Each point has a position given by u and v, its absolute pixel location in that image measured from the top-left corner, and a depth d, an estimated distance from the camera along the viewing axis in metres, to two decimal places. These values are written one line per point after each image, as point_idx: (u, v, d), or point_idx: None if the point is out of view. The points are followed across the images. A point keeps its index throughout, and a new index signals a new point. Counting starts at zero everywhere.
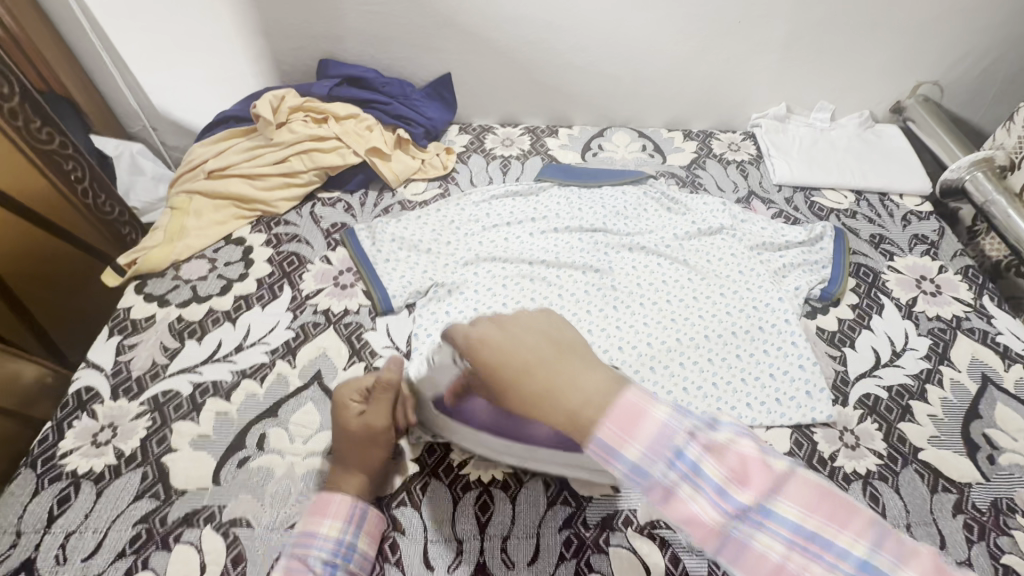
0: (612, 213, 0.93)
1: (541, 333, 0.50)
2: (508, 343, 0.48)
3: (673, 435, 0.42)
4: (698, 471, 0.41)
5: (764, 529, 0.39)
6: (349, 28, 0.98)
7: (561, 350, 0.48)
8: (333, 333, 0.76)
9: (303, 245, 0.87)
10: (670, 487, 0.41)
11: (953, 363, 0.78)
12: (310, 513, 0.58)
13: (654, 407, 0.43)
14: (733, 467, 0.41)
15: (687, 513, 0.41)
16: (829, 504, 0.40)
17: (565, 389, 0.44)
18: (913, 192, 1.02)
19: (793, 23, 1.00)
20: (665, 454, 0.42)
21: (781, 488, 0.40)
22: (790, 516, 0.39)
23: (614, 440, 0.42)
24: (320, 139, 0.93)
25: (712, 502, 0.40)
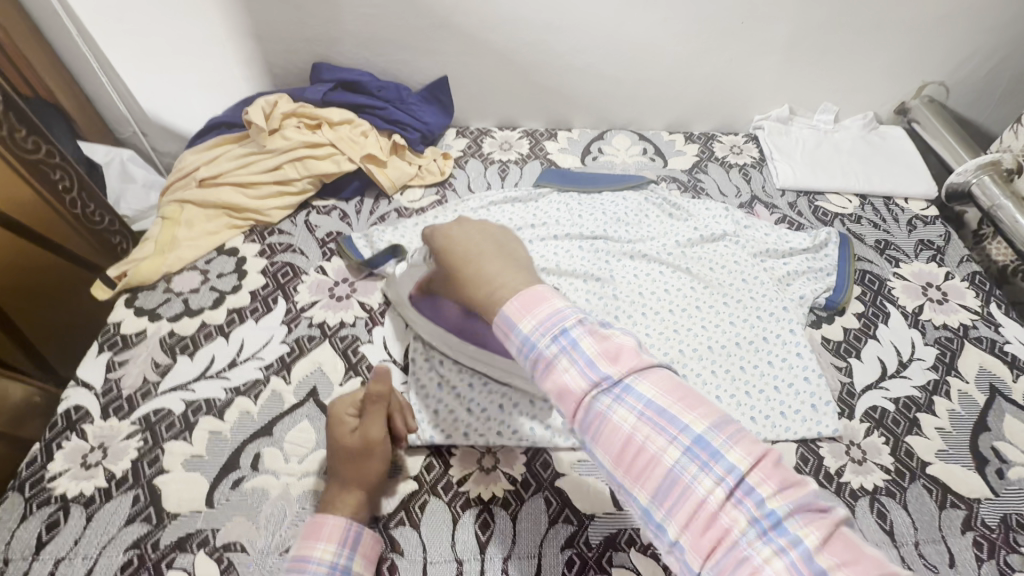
0: (613, 220, 0.91)
1: (492, 241, 0.59)
2: (461, 238, 0.60)
3: (564, 318, 0.46)
4: (577, 347, 0.44)
5: (621, 401, 0.42)
6: (342, 30, 0.95)
7: (502, 252, 0.57)
8: (328, 347, 0.75)
9: (297, 256, 0.85)
10: (550, 358, 0.45)
11: (960, 373, 0.76)
12: (303, 537, 0.56)
13: (556, 296, 0.48)
14: (608, 349, 0.44)
15: (562, 385, 0.44)
16: (686, 395, 0.42)
17: (491, 275, 0.53)
18: (918, 196, 1.01)
19: (797, 22, 0.98)
20: (554, 330, 0.45)
21: (644, 373, 0.43)
22: (646, 394, 0.42)
23: (515, 312, 0.48)
24: (314, 145, 0.91)
25: (582, 372, 0.43)
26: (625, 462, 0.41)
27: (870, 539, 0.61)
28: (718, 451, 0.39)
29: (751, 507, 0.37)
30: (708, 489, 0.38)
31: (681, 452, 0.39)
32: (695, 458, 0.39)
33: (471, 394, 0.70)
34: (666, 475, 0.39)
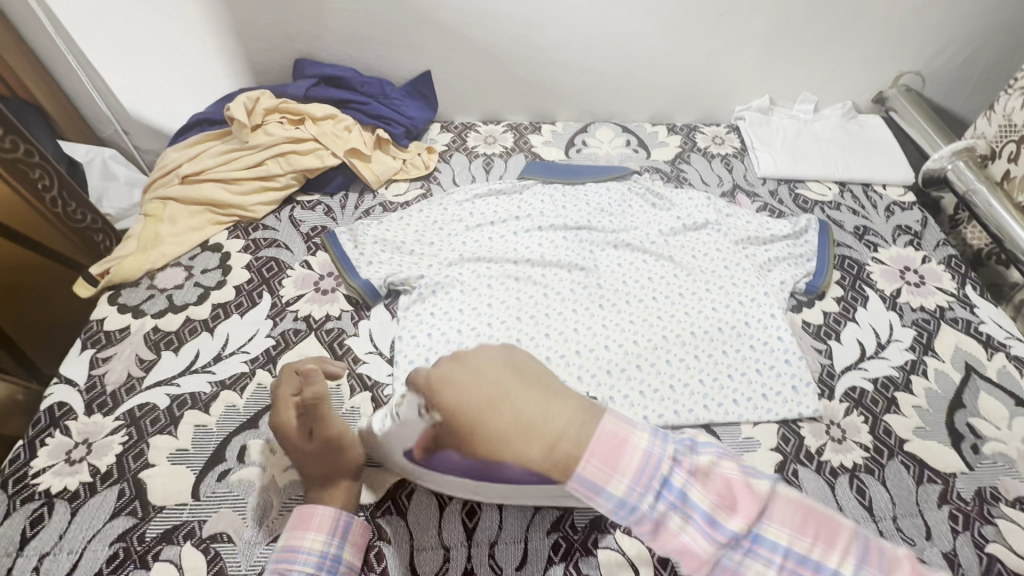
0: (597, 210, 0.92)
1: (504, 363, 0.44)
2: (467, 384, 0.43)
3: (661, 467, 0.41)
4: (688, 502, 0.40)
5: (755, 554, 0.39)
6: (324, 27, 0.95)
7: (528, 383, 0.43)
8: (314, 340, 0.75)
9: (282, 250, 0.85)
10: (660, 519, 0.40)
11: (937, 353, 0.78)
12: (292, 526, 0.56)
13: (636, 441, 0.41)
14: (721, 493, 0.40)
15: (679, 544, 0.40)
16: (813, 524, 0.40)
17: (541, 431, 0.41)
18: (896, 183, 1.03)
19: (775, 15, 0.99)
20: (654, 485, 0.40)
21: (767, 513, 0.40)
22: (779, 539, 0.39)
23: (598, 476, 0.40)
24: (297, 140, 0.91)
25: (703, 533, 0.39)
26: None
27: (850, 515, 0.62)
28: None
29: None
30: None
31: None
32: None
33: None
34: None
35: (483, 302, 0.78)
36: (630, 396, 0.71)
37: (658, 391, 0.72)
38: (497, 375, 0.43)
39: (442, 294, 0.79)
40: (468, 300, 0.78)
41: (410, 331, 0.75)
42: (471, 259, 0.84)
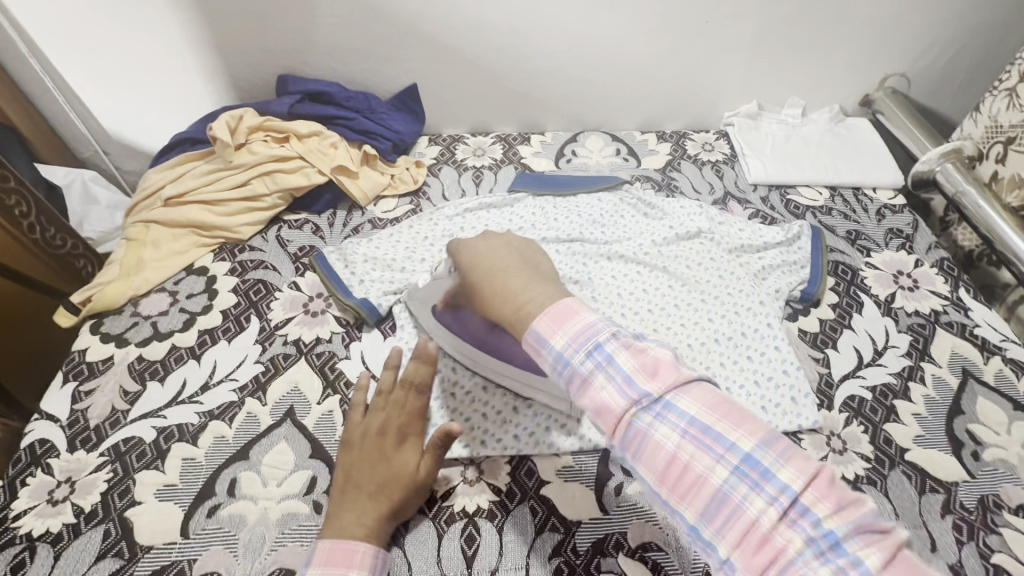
0: (589, 222, 0.91)
1: (514, 252, 0.61)
2: (483, 254, 0.61)
3: (597, 331, 0.46)
4: (613, 363, 0.44)
5: (663, 419, 0.41)
6: (307, 41, 0.94)
7: (526, 266, 0.57)
8: (305, 365, 0.73)
9: (270, 272, 0.83)
10: (586, 375, 0.45)
11: (933, 358, 0.78)
12: (327, 564, 0.50)
13: (586, 311, 0.48)
14: (645, 365, 0.44)
15: (599, 402, 0.44)
16: (729, 411, 0.41)
17: (518, 290, 0.53)
18: (886, 185, 1.03)
19: (761, 20, 0.99)
20: (588, 345, 0.45)
21: (684, 389, 0.42)
22: (690, 410, 0.41)
23: (546, 330, 0.48)
24: (282, 159, 0.89)
25: (620, 390, 0.43)
26: (670, 482, 0.40)
27: None
28: (768, 470, 0.38)
29: (803, 525, 0.36)
30: (760, 511, 0.37)
31: (730, 472, 0.39)
32: (744, 478, 0.38)
33: (453, 403, 0.70)
34: (712, 495, 0.39)
35: None
36: None
37: None
38: (507, 259, 0.59)
39: None
40: None
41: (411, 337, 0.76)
42: None
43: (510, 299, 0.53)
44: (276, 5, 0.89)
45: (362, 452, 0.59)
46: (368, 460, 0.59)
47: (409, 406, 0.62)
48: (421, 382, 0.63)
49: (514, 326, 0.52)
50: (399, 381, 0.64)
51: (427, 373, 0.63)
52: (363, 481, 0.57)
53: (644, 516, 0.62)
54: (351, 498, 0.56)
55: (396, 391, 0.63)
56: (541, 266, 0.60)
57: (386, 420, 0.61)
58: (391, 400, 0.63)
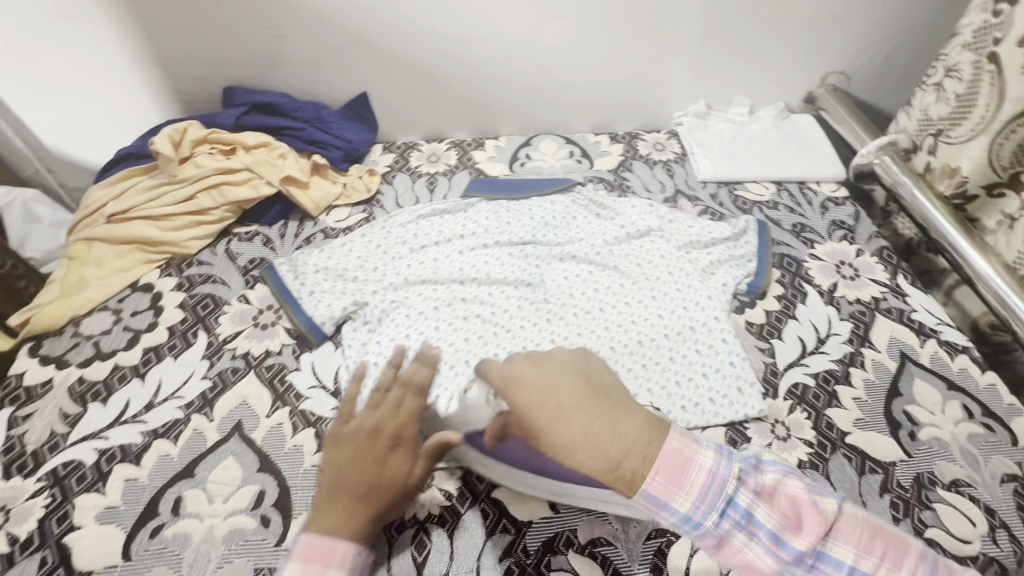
0: (541, 224, 0.92)
1: (576, 372, 0.51)
2: (541, 384, 0.50)
3: (724, 482, 0.43)
4: (752, 520, 0.42)
5: (820, 572, 0.41)
6: (252, 53, 0.93)
7: (600, 396, 0.48)
8: (253, 379, 0.72)
9: (218, 286, 0.82)
10: (724, 535, 0.43)
11: (873, 344, 0.81)
12: (306, 559, 0.47)
13: (699, 455, 0.45)
14: (785, 513, 0.43)
15: (744, 558, 0.43)
16: (881, 544, 0.42)
17: (607, 442, 0.45)
18: (829, 179, 1.07)
19: (703, 23, 1.01)
20: (720, 503, 0.43)
21: (833, 530, 0.42)
22: (845, 558, 0.41)
23: (662, 492, 0.43)
24: (229, 171, 0.88)
25: (768, 550, 0.42)
26: None
27: None
28: None
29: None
30: None
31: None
32: None
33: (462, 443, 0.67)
34: None
35: (429, 325, 0.78)
36: None
37: None
38: (571, 384, 0.49)
39: (387, 323, 0.79)
40: (414, 325, 0.78)
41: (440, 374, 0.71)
42: (416, 283, 0.84)
43: (598, 454, 0.44)
44: (219, 18, 0.88)
45: (350, 449, 0.54)
46: (355, 455, 0.54)
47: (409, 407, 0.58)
48: (422, 383, 0.61)
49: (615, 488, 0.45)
50: (399, 380, 0.60)
51: (427, 375, 0.62)
52: (349, 479, 0.52)
53: (594, 513, 0.63)
54: (334, 496, 0.52)
55: (393, 390, 0.59)
56: (603, 382, 0.50)
57: (381, 417, 0.57)
58: (388, 397, 0.59)
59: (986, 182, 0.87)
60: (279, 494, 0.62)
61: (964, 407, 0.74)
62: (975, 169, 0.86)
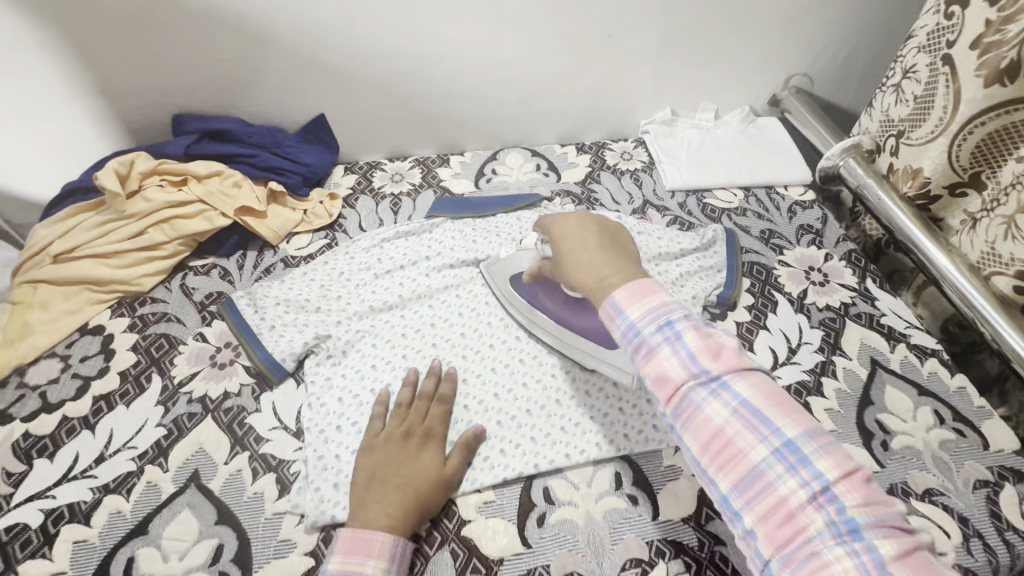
0: (508, 242, 0.91)
1: (600, 222, 0.62)
2: (570, 224, 0.63)
3: (671, 311, 0.49)
4: (681, 339, 0.48)
5: (717, 396, 0.45)
6: (199, 79, 0.90)
7: (607, 241, 0.59)
8: (211, 423, 0.69)
9: (173, 324, 0.79)
10: (653, 345, 0.48)
11: (844, 352, 0.80)
12: (348, 551, 0.55)
13: (664, 291, 0.51)
14: (710, 346, 0.47)
15: (662, 371, 0.47)
16: (781, 401, 0.45)
17: (596, 265, 0.56)
18: (796, 182, 1.07)
19: (663, 31, 1.00)
20: (661, 320, 0.49)
21: (743, 374, 0.46)
22: (744, 395, 0.45)
23: (624, 301, 0.51)
24: (181, 204, 0.85)
25: (683, 364, 0.47)
26: (710, 453, 0.45)
27: None
28: (806, 456, 0.41)
29: (829, 511, 0.39)
30: (791, 490, 0.41)
31: (768, 450, 0.43)
32: (783, 460, 0.42)
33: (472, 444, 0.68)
34: (751, 469, 0.43)
35: (397, 355, 0.76)
36: (553, 434, 0.70)
37: (579, 424, 0.71)
38: (593, 230, 0.61)
39: (353, 353, 0.76)
40: (380, 354, 0.76)
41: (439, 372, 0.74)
42: (382, 309, 0.81)
43: (589, 272, 0.56)
44: (162, 46, 0.85)
45: (385, 452, 0.63)
46: (390, 457, 0.62)
47: (433, 415, 0.68)
48: (444, 396, 0.70)
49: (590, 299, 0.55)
50: (419, 394, 0.69)
51: (450, 389, 0.71)
52: (389, 477, 0.61)
53: (567, 546, 0.61)
54: (376, 490, 0.60)
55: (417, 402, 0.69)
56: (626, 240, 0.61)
57: (409, 424, 0.66)
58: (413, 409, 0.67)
59: (948, 182, 0.87)
60: (239, 548, 0.60)
61: (935, 412, 0.74)
62: (937, 169, 0.87)
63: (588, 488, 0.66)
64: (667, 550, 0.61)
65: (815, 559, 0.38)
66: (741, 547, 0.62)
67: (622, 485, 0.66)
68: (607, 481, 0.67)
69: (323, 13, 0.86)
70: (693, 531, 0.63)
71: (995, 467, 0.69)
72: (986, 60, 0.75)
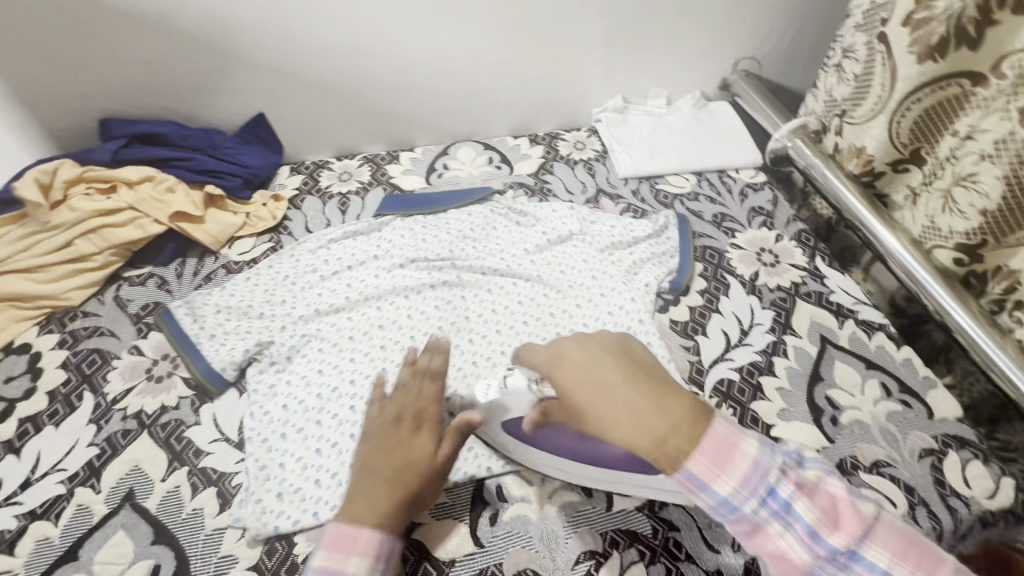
0: (458, 238, 0.89)
1: (618, 348, 0.49)
2: (583, 359, 0.49)
3: (765, 470, 0.41)
4: (789, 509, 0.39)
5: (852, 571, 0.38)
6: (125, 81, 0.85)
7: (640, 372, 0.47)
8: (147, 440, 0.66)
9: (106, 338, 0.75)
10: (759, 522, 0.40)
11: (795, 331, 0.81)
12: (331, 546, 0.47)
13: (743, 441, 0.42)
14: (825, 509, 0.39)
15: (773, 548, 0.40)
16: (917, 555, 0.38)
17: (647, 416, 0.43)
18: (747, 166, 1.07)
19: (608, 18, 0.99)
20: (757, 487, 0.40)
21: (870, 533, 0.39)
22: (879, 561, 0.38)
23: (703, 471, 0.41)
24: (110, 212, 0.81)
25: (801, 542, 0.39)
26: None
27: None
28: None
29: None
30: None
31: None
32: None
33: None
34: None
35: (344, 358, 0.74)
36: None
37: None
38: (607, 358, 0.48)
39: (299, 359, 0.74)
40: (327, 359, 0.74)
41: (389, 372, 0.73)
42: (328, 312, 0.79)
43: (635, 429, 0.43)
44: (81, 48, 0.81)
45: (374, 439, 0.54)
46: (379, 443, 0.54)
47: (425, 392, 0.58)
48: (437, 371, 0.59)
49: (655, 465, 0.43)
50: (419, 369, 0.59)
51: (442, 363, 0.60)
52: (377, 467, 0.52)
53: (520, 542, 0.61)
54: (364, 483, 0.51)
55: (409, 378, 0.59)
56: (645, 361, 0.49)
57: (401, 404, 0.56)
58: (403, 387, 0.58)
59: (890, 159, 0.88)
60: (176, 568, 0.57)
61: (882, 385, 0.75)
62: (879, 147, 0.87)
63: (542, 483, 0.65)
64: (620, 540, 0.61)
65: None
66: (694, 532, 0.62)
67: None
68: (561, 475, 0.66)
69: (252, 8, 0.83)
70: (647, 519, 0.63)
71: (939, 435, 0.71)
72: (917, 37, 0.76)
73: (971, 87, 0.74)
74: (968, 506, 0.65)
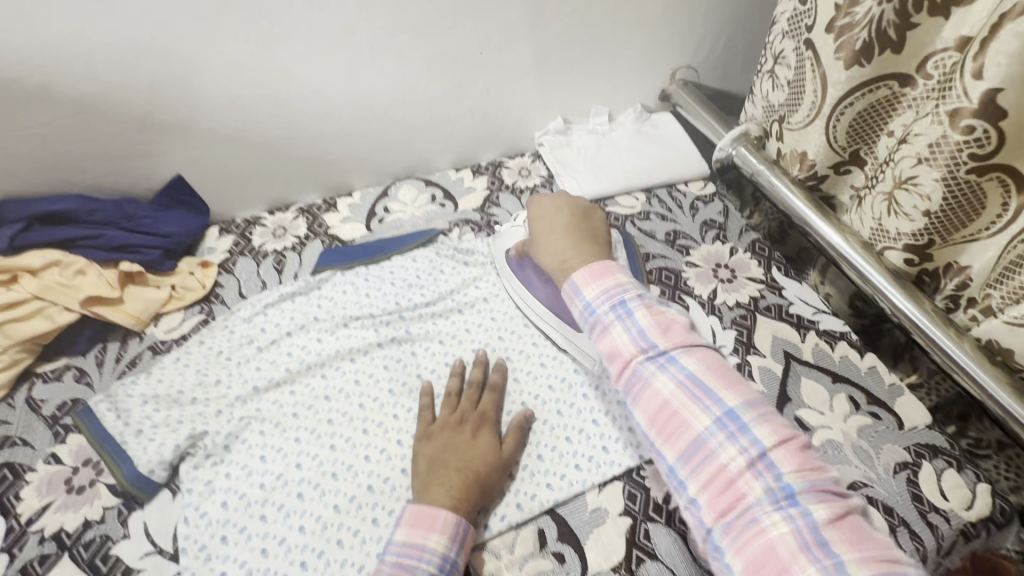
0: (404, 287, 0.84)
1: (580, 217, 0.76)
2: (552, 216, 0.76)
3: (626, 293, 0.62)
4: (632, 318, 0.60)
5: (665, 370, 0.56)
6: (14, 159, 0.78)
7: (579, 229, 0.74)
8: (68, 564, 0.59)
9: (18, 449, 0.68)
10: (610, 324, 0.61)
11: (758, 349, 0.79)
12: (412, 524, 0.56)
13: (620, 274, 0.64)
14: (661, 324, 0.59)
15: (615, 345, 0.60)
16: (723, 374, 0.56)
17: (568, 256, 0.70)
18: (695, 177, 1.06)
19: (535, 43, 0.97)
20: (615, 301, 0.62)
21: (689, 352, 0.57)
22: (689, 368, 0.56)
23: (584, 283, 0.65)
24: (13, 306, 0.75)
25: (635, 340, 0.59)
26: (659, 421, 0.55)
27: (705, 563, 0.60)
28: (743, 424, 0.51)
29: (768, 480, 0.48)
30: (730, 454, 0.50)
31: (712, 421, 0.53)
32: (724, 429, 0.52)
33: (373, 533, 0.61)
34: (696, 436, 0.53)
35: (289, 439, 0.68)
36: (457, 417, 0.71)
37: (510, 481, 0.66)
38: (568, 219, 0.75)
39: (239, 446, 0.68)
40: (270, 442, 0.68)
41: (338, 449, 0.67)
42: (268, 388, 0.73)
43: (558, 256, 0.71)
44: None
45: (443, 440, 0.64)
46: (447, 443, 0.64)
47: (480, 402, 0.69)
48: (494, 381, 0.71)
49: (558, 279, 0.70)
50: (468, 384, 0.70)
51: (500, 374, 0.72)
52: (448, 461, 0.62)
53: None
54: (437, 473, 0.61)
55: (468, 390, 0.70)
56: (595, 223, 0.76)
57: (462, 411, 0.67)
58: (464, 397, 0.69)
59: (832, 162, 0.86)
60: None
61: (850, 398, 0.74)
62: (820, 152, 0.86)
63: (511, 554, 0.61)
64: None
65: (750, 517, 0.47)
66: None
67: (546, 543, 0.62)
68: (531, 541, 0.62)
69: (151, 68, 0.77)
70: None
71: (911, 446, 0.69)
72: (843, 42, 0.75)
73: (900, 88, 0.75)
74: (948, 521, 0.63)
